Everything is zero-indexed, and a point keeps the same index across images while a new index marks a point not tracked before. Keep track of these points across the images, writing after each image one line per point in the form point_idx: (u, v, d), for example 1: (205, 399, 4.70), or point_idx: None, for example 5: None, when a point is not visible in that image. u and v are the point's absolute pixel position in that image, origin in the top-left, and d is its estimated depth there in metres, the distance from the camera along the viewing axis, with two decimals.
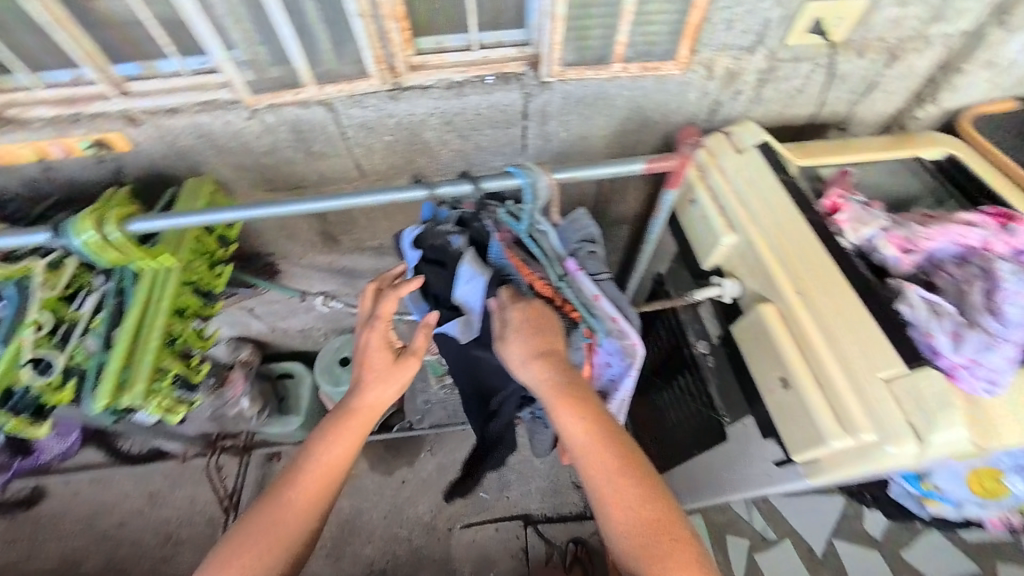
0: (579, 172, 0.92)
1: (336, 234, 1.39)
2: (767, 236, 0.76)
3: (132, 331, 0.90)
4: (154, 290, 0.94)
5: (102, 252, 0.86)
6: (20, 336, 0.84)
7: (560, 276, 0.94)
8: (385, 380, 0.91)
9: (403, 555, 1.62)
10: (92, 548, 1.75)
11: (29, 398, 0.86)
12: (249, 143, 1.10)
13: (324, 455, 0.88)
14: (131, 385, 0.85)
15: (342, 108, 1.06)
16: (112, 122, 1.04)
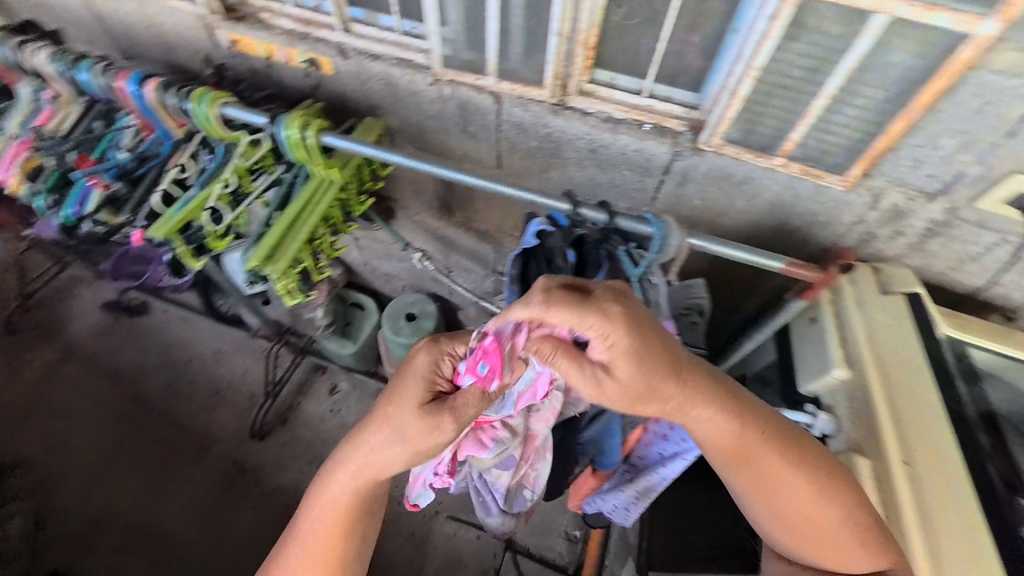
0: (724, 248, 0.91)
1: (452, 206, 1.54)
2: (882, 380, 0.87)
3: (290, 221, 0.85)
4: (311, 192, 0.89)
5: (297, 147, 0.84)
6: (212, 186, 0.83)
7: None
8: (402, 436, 0.70)
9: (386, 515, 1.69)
10: (163, 369, 2.22)
11: (200, 236, 0.85)
12: (420, 102, 1.26)
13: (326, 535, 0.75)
14: (279, 264, 0.82)
15: (505, 106, 1.15)
16: (331, 49, 1.26)
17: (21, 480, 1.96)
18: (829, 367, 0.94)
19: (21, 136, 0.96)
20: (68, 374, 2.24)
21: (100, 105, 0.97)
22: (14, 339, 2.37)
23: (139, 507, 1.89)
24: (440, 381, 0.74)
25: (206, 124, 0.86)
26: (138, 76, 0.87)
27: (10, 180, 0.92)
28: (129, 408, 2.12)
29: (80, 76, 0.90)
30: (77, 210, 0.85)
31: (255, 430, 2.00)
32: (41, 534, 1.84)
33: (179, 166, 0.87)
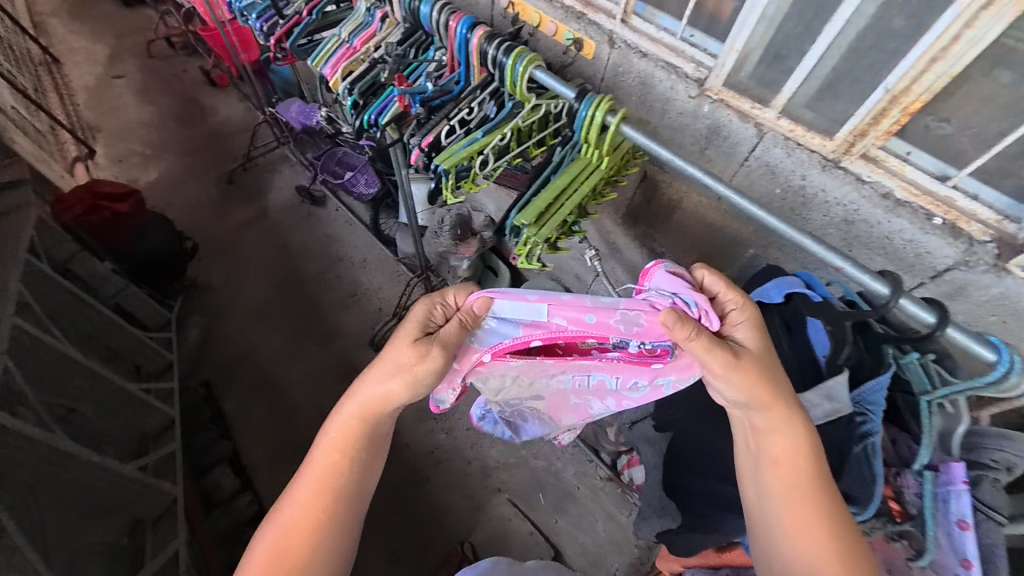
0: None
1: (638, 218, 1.50)
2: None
3: (561, 190, 0.85)
4: (579, 169, 0.89)
5: (591, 129, 0.83)
6: (494, 137, 0.92)
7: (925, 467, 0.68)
8: (404, 356, 0.74)
9: (456, 468, 1.94)
10: (322, 259, 2.59)
11: (464, 174, 0.97)
12: (668, 112, 1.22)
13: (314, 470, 0.73)
14: (543, 231, 0.83)
15: (765, 143, 1.06)
16: (601, 35, 1.27)
17: (203, 299, 2.45)
18: None
19: (351, 43, 1.16)
20: (256, 233, 2.71)
21: (418, 35, 1.11)
22: (230, 190, 2.92)
23: (272, 359, 2.26)
24: (433, 325, 0.78)
25: (513, 82, 0.91)
26: (471, 21, 0.94)
27: (334, 76, 1.13)
28: (289, 277, 2.53)
29: (422, 8, 1.01)
30: (374, 118, 1.04)
31: (374, 341, 2.28)
32: (204, 346, 2.27)
33: (468, 110, 0.97)
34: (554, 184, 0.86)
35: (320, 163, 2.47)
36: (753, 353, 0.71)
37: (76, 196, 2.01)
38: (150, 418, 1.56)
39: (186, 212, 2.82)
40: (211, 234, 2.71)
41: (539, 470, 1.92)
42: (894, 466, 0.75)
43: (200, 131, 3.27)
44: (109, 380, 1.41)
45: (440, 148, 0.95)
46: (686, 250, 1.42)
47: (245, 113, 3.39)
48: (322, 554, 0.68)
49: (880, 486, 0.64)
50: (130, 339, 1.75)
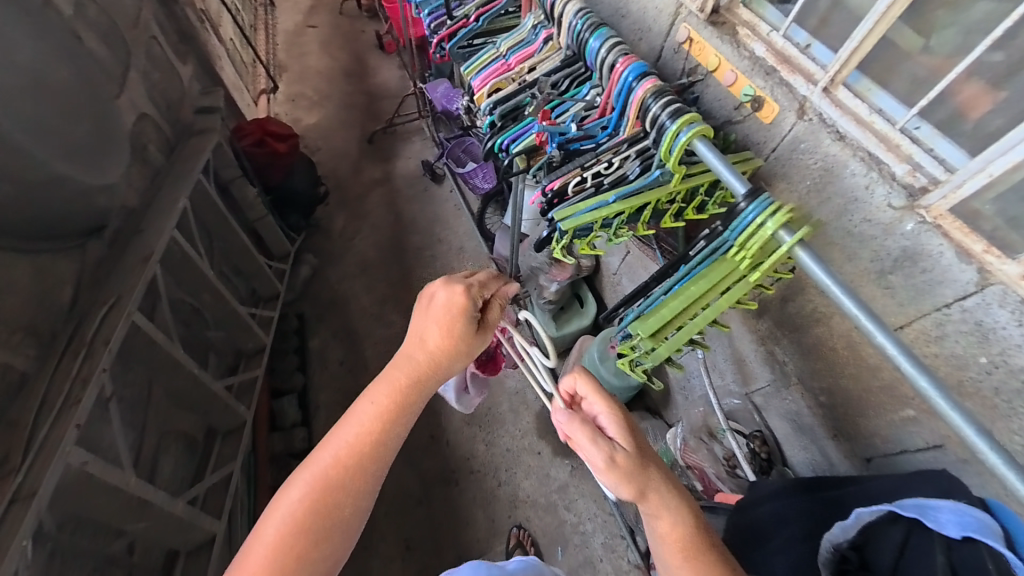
0: None
1: (766, 313, 1.28)
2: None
3: (690, 302, 0.79)
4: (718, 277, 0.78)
5: (752, 240, 0.70)
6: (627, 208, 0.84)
7: None
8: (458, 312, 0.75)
9: (485, 485, 1.91)
10: (425, 235, 2.71)
11: (583, 235, 0.91)
12: (850, 213, 0.99)
13: (345, 435, 0.67)
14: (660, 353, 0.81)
15: (985, 297, 0.80)
16: (789, 100, 1.06)
17: (319, 241, 2.71)
18: None
19: (507, 59, 1.14)
20: (379, 194, 2.91)
21: (576, 66, 1.05)
22: (369, 148, 3.18)
23: (356, 313, 2.43)
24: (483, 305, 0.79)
25: (669, 152, 0.79)
26: (642, 69, 0.84)
27: (480, 89, 1.14)
28: (392, 243, 2.69)
29: (591, 41, 0.93)
30: (506, 143, 1.03)
31: None
32: (309, 284, 2.52)
33: (607, 164, 0.89)
34: (685, 296, 0.79)
35: (448, 147, 2.55)
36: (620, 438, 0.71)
37: (251, 129, 2.33)
38: (246, 340, 1.76)
39: (329, 158, 3.14)
40: (342, 184, 2.97)
41: (565, 522, 1.83)
42: None
43: (360, 88, 3.59)
44: (226, 299, 1.61)
45: (564, 202, 0.89)
46: (818, 371, 1.16)
47: (400, 80, 3.64)
48: (355, 513, 0.64)
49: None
50: (253, 263, 1.99)
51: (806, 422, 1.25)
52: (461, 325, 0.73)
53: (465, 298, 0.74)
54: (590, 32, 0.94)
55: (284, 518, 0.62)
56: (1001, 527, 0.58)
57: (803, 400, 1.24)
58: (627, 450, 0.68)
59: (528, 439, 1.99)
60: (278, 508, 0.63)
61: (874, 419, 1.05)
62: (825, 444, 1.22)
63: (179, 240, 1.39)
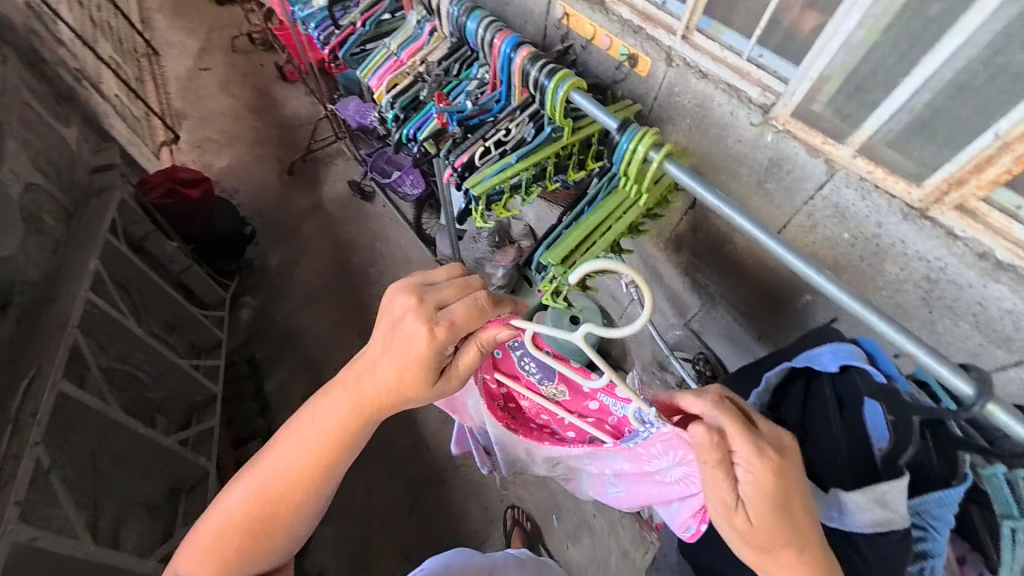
0: None
1: (683, 247, 1.40)
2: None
3: (593, 230, 0.86)
4: (613, 204, 0.88)
5: (631, 164, 0.80)
6: (530, 163, 0.91)
7: None
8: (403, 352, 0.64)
9: (474, 476, 1.93)
10: (365, 251, 2.62)
11: (496, 198, 0.98)
12: (726, 138, 1.13)
13: (288, 451, 0.66)
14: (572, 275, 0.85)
15: (835, 182, 0.95)
16: (659, 52, 1.18)
17: (258, 281, 2.58)
18: None
19: (399, 56, 1.19)
20: (312, 223, 2.81)
21: (463, 50, 1.13)
22: (291, 181, 3.09)
23: (311, 345, 2.34)
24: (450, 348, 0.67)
25: (552, 105, 0.88)
26: (516, 39, 0.93)
27: (378, 88, 1.18)
28: (333, 266, 2.60)
29: (469, 24, 1.00)
30: (412, 132, 1.07)
31: None
32: (254, 326, 2.41)
33: (505, 131, 0.96)
34: (586, 224, 0.86)
35: (371, 161, 2.50)
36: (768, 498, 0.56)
37: (159, 180, 2.22)
38: (196, 393, 1.69)
39: (251, 197, 3.02)
40: (269, 219, 2.86)
41: (556, 493, 1.89)
42: None
43: (271, 123, 3.48)
44: (163, 353, 1.53)
45: (471, 171, 0.95)
46: (737, 285, 1.29)
47: (310, 108, 3.58)
48: (298, 525, 0.68)
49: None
50: (188, 315, 1.91)
51: (738, 333, 1.39)
52: (411, 368, 0.64)
53: (426, 343, 0.63)
54: (467, 16, 1.01)
55: (230, 516, 0.65)
56: (865, 353, 0.71)
57: (729, 317, 1.38)
58: (756, 518, 0.56)
59: None
60: (225, 504, 0.66)
61: (787, 312, 1.19)
62: (757, 348, 1.35)
63: (96, 301, 1.33)
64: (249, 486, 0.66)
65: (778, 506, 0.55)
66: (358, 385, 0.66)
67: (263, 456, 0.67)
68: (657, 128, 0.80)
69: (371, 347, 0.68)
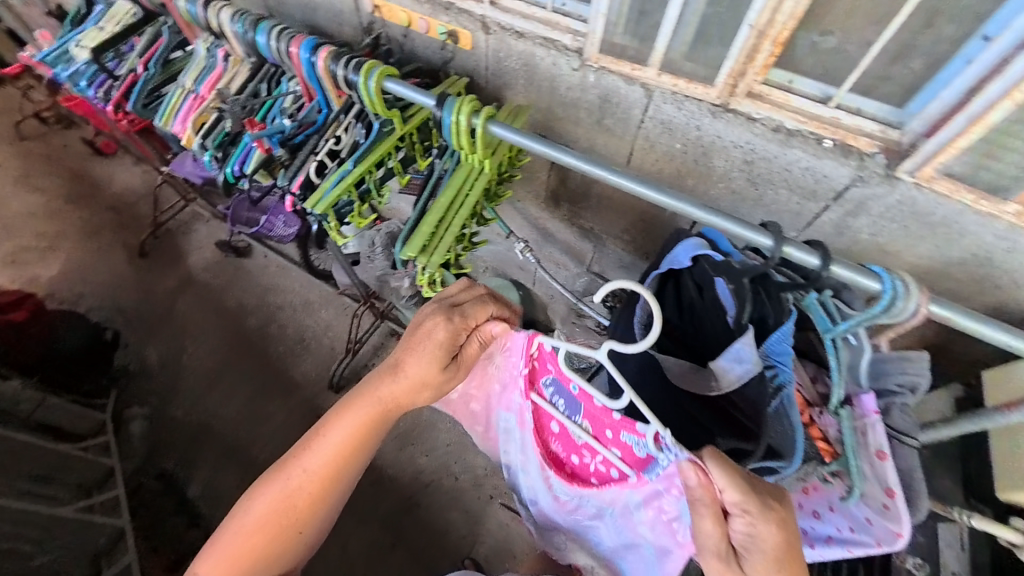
0: (974, 321, 0.65)
1: (562, 200, 1.45)
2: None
3: (448, 207, 0.84)
4: (460, 181, 0.87)
5: (462, 136, 0.81)
6: (368, 163, 0.87)
7: (841, 404, 0.66)
8: (416, 358, 0.76)
9: (446, 486, 1.80)
10: (257, 309, 2.34)
11: (346, 210, 0.92)
12: (558, 88, 1.18)
13: (319, 453, 0.79)
14: (434, 257, 0.80)
15: (655, 101, 1.05)
16: (474, 23, 1.19)
17: (140, 384, 2.20)
18: None
19: (198, 91, 1.07)
20: (187, 299, 2.45)
21: (268, 67, 1.04)
22: (146, 262, 2.67)
23: (230, 430, 2.06)
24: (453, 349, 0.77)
25: (370, 99, 0.84)
26: (312, 42, 0.88)
27: (184, 132, 1.05)
28: (228, 335, 2.28)
29: (259, 38, 0.92)
30: (237, 168, 0.96)
31: (333, 383, 2.04)
32: (152, 435, 2.07)
33: (334, 138, 0.90)
34: (438, 205, 0.84)
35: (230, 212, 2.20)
36: (766, 538, 0.59)
37: None
38: (97, 537, 1.51)
39: (102, 295, 2.57)
40: (132, 312, 2.45)
41: None
42: (813, 404, 0.71)
43: (100, 207, 2.97)
44: None
45: (310, 191, 0.88)
46: (616, 219, 1.38)
47: (145, 176, 3.11)
48: (331, 506, 0.82)
49: (798, 430, 0.63)
50: (57, 456, 1.62)
51: (630, 261, 1.49)
52: (422, 369, 0.76)
53: (435, 346, 0.74)
54: (254, 30, 0.94)
55: (273, 505, 0.79)
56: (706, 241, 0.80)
57: (620, 251, 1.46)
58: (756, 557, 0.60)
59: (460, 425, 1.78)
60: (267, 497, 0.79)
61: (664, 228, 1.30)
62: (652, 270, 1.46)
63: None
64: (287, 479, 0.79)
65: (781, 545, 0.59)
66: (376, 393, 0.78)
67: (302, 447, 0.81)
68: (473, 95, 0.81)
69: (388, 360, 0.78)
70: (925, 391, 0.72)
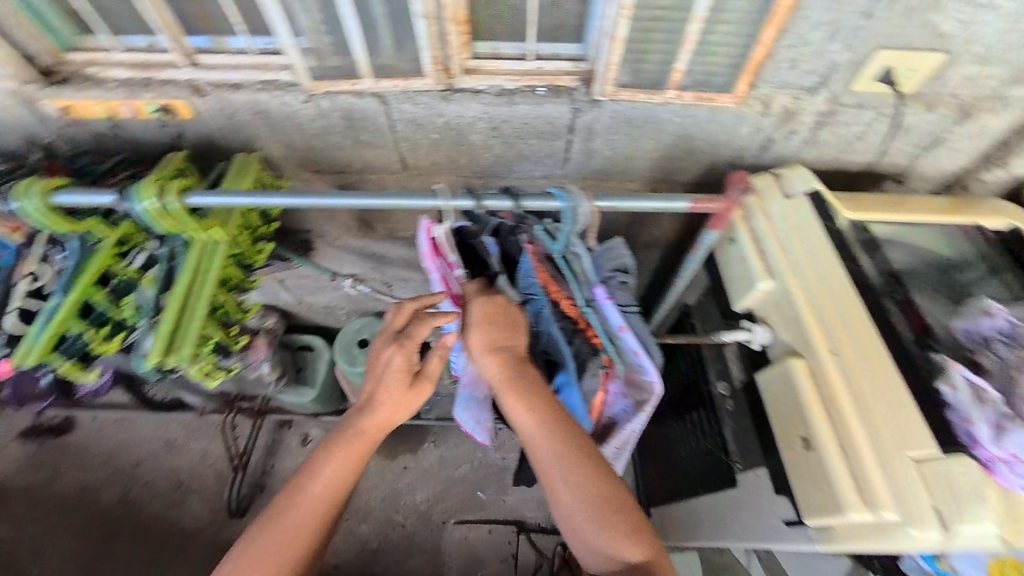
0: (624, 202, 0.86)
1: (372, 221, 1.43)
2: (808, 292, 0.75)
3: (184, 292, 0.90)
4: (197, 259, 0.94)
5: (160, 218, 0.87)
6: (77, 284, 0.89)
7: (586, 300, 0.91)
8: (388, 370, 0.90)
9: (394, 541, 1.63)
10: (109, 482, 1.91)
11: (77, 345, 0.95)
12: (301, 124, 1.14)
13: (314, 485, 0.86)
14: (181, 350, 0.87)
15: (392, 104, 1.09)
16: (182, 90, 1.10)
17: None
18: (752, 281, 0.81)
19: None
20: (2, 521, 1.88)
21: None
22: None
23: None
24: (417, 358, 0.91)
25: (47, 219, 0.88)
26: None
27: None
28: (79, 531, 1.83)
29: None
30: None
31: (233, 509, 1.82)
32: None
33: (30, 276, 0.95)
34: (173, 295, 0.90)
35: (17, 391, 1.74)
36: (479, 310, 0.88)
37: None
38: None
39: None
40: None
41: None
42: None
43: None
44: None
45: (23, 342, 0.87)
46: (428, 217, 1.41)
47: None
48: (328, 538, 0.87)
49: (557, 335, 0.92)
50: None
51: None
52: (393, 380, 0.90)
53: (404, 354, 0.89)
54: None
55: (273, 544, 0.83)
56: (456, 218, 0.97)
57: None
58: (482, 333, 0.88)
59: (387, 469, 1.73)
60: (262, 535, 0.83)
61: None
62: None
63: None
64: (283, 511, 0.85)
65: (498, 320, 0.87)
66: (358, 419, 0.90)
67: (300, 478, 0.87)
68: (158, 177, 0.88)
69: (367, 385, 0.92)
70: (632, 267, 1.00)
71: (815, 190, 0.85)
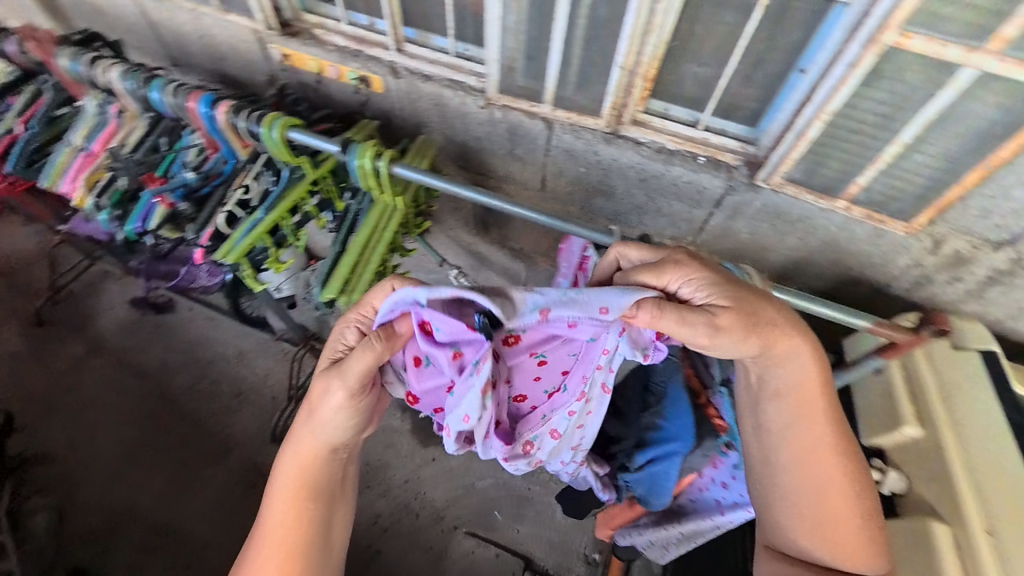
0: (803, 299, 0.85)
1: (490, 224, 1.53)
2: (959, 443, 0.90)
3: (363, 247, 0.94)
4: (388, 221, 0.98)
5: (370, 178, 0.90)
6: (280, 207, 0.89)
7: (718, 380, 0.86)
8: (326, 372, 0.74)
9: (404, 525, 1.65)
10: (185, 366, 2.09)
11: (260, 256, 0.95)
12: (470, 124, 1.26)
13: (287, 488, 0.73)
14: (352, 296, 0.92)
15: (556, 133, 1.16)
16: (382, 68, 1.25)
17: (44, 473, 1.91)
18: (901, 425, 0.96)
19: (89, 149, 1.02)
20: (95, 369, 2.10)
21: (165, 121, 1.03)
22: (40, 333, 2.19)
23: (159, 511, 1.83)
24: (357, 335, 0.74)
25: (274, 147, 0.89)
26: (208, 96, 0.91)
27: (76, 193, 1.00)
28: (141, 403, 2.03)
29: (153, 95, 0.94)
30: (139, 226, 0.93)
31: (275, 435, 1.93)
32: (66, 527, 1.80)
33: (242, 188, 0.92)
34: (352, 248, 0.94)
35: (143, 267, 1.85)
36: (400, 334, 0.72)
37: None
38: None
39: None
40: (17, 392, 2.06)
41: None
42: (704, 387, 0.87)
43: None
44: None
45: (220, 240, 0.89)
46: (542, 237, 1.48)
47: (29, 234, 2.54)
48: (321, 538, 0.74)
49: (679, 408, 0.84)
50: None
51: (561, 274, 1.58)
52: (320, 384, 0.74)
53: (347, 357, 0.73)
54: (147, 87, 0.94)
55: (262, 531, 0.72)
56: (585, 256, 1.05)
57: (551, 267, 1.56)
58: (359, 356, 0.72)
59: (417, 455, 1.73)
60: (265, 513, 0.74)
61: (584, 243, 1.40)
62: None
63: None
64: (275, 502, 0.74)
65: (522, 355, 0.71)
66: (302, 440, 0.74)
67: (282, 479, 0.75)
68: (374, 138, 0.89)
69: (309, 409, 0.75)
70: None
71: (991, 351, 1.00)
